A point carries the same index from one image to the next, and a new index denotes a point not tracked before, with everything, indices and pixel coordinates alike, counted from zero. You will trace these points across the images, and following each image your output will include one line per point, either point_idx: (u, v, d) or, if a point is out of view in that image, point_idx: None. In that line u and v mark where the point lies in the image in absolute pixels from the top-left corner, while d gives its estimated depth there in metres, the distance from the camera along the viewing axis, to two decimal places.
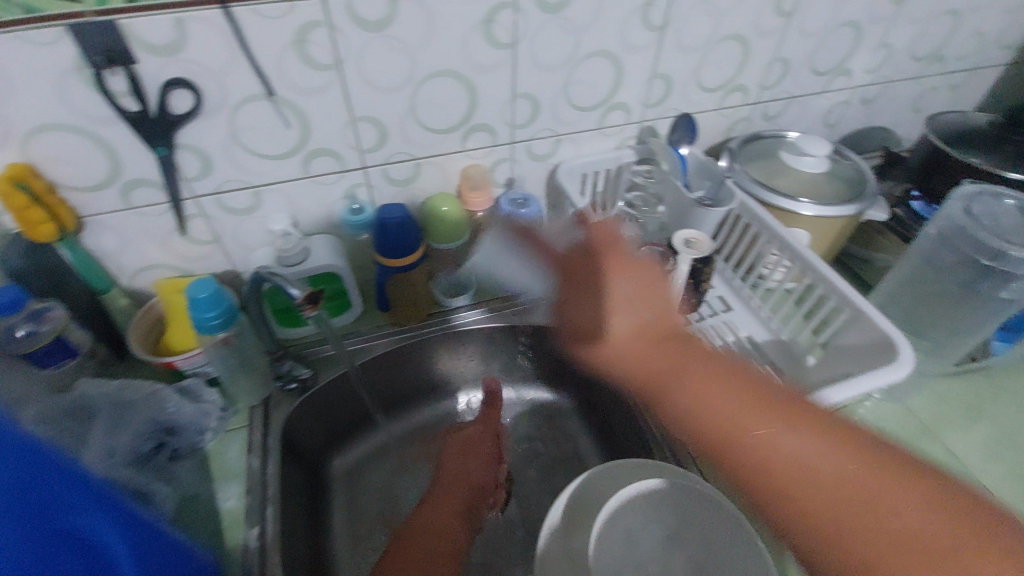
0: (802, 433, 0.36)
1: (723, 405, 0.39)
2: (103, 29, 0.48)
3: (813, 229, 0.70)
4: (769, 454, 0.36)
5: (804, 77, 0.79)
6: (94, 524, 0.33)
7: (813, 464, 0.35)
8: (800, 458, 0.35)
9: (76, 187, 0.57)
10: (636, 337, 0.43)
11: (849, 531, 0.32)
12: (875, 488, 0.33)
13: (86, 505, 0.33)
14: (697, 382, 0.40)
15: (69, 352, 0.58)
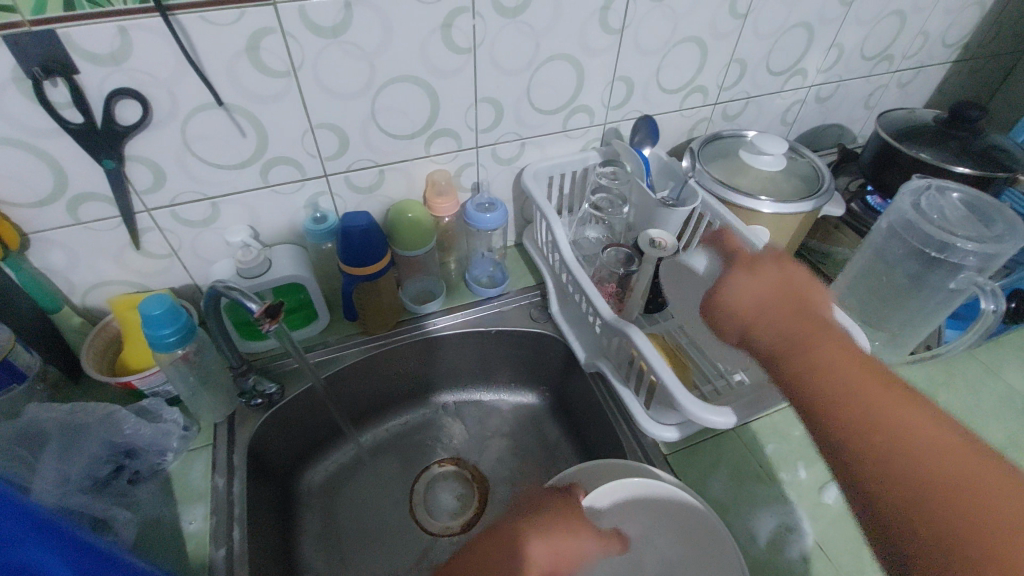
0: (859, 380, 0.39)
1: (805, 348, 0.42)
2: (41, 39, 0.46)
3: (773, 226, 0.72)
4: (849, 409, 0.37)
5: (761, 78, 0.81)
6: (43, 558, 0.31)
7: (863, 403, 0.37)
8: (850, 394, 0.38)
9: (18, 203, 0.55)
10: (758, 304, 0.47)
11: (920, 483, 0.33)
12: (921, 438, 0.34)
13: (28, 537, 0.31)
14: (818, 349, 0.42)
15: (16, 376, 0.55)
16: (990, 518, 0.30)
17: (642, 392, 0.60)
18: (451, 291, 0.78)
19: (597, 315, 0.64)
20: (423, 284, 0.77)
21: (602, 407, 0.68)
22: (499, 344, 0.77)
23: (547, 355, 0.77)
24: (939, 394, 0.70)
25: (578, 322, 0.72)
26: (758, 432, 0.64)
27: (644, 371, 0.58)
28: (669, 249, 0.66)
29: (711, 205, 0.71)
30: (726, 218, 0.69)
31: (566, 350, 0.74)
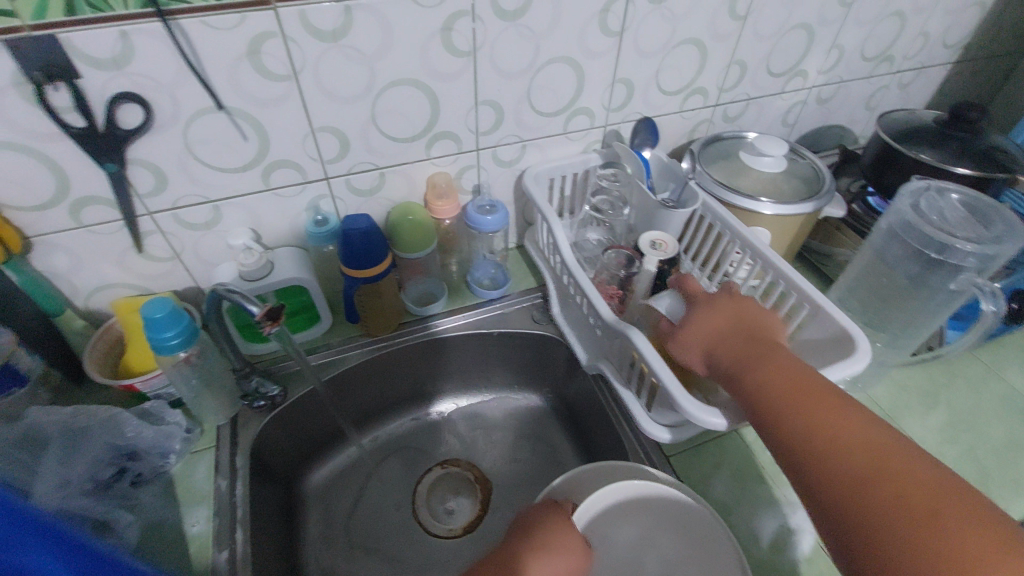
0: (803, 399, 0.41)
1: (754, 372, 0.45)
2: (41, 44, 0.46)
3: (774, 228, 0.72)
4: (794, 421, 0.41)
5: (761, 79, 0.81)
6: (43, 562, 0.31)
7: (810, 423, 0.40)
8: (799, 414, 0.41)
9: (20, 206, 0.55)
10: (713, 336, 0.50)
11: (852, 486, 0.36)
12: (861, 451, 0.37)
13: (24, 541, 0.30)
14: (766, 368, 0.45)
15: (19, 379, 0.55)
16: (906, 512, 0.33)
17: (643, 393, 0.60)
18: (453, 293, 0.78)
19: (598, 317, 0.64)
20: (424, 286, 0.77)
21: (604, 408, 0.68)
22: (502, 346, 0.77)
23: (549, 357, 0.77)
24: (941, 395, 0.70)
25: (580, 324, 0.72)
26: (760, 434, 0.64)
27: (646, 372, 0.58)
28: (670, 251, 0.66)
29: (712, 206, 0.71)
30: (726, 220, 0.69)
31: (568, 352, 0.74)
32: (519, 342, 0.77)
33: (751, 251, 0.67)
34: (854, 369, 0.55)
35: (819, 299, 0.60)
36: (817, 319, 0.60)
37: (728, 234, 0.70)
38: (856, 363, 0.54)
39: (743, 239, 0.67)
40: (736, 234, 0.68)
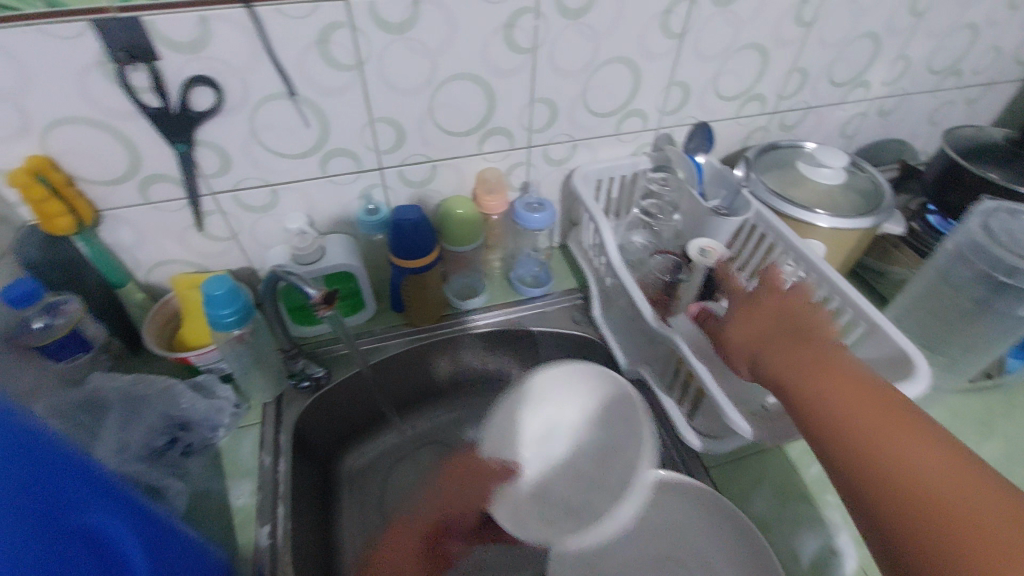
0: (845, 401, 0.41)
1: (795, 374, 0.45)
2: (126, 25, 0.48)
3: (828, 241, 0.70)
4: (845, 431, 0.40)
5: (822, 88, 0.79)
6: (107, 520, 0.34)
7: (854, 426, 0.40)
8: (843, 416, 0.40)
9: (95, 181, 0.58)
10: (755, 341, 0.50)
11: (907, 497, 0.35)
12: (899, 448, 0.37)
13: (98, 500, 0.33)
14: (817, 374, 0.44)
15: (85, 345, 0.58)
16: (967, 528, 0.32)
17: (687, 403, 0.59)
18: (494, 289, 0.79)
19: (643, 322, 0.63)
20: (468, 280, 0.78)
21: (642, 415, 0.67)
22: (540, 345, 0.77)
23: (587, 359, 0.77)
24: (999, 425, 0.67)
25: (621, 328, 0.71)
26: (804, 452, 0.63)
27: (692, 382, 0.57)
28: (721, 259, 0.64)
29: (765, 215, 0.69)
30: (780, 230, 0.67)
31: (608, 355, 0.73)
32: (558, 343, 0.77)
33: (805, 264, 0.65)
34: (913, 392, 0.53)
35: (877, 317, 0.58)
36: (874, 337, 0.58)
37: (781, 245, 0.68)
38: (916, 386, 0.52)
39: (797, 251, 0.66)
40: (790, 246, 0.66)
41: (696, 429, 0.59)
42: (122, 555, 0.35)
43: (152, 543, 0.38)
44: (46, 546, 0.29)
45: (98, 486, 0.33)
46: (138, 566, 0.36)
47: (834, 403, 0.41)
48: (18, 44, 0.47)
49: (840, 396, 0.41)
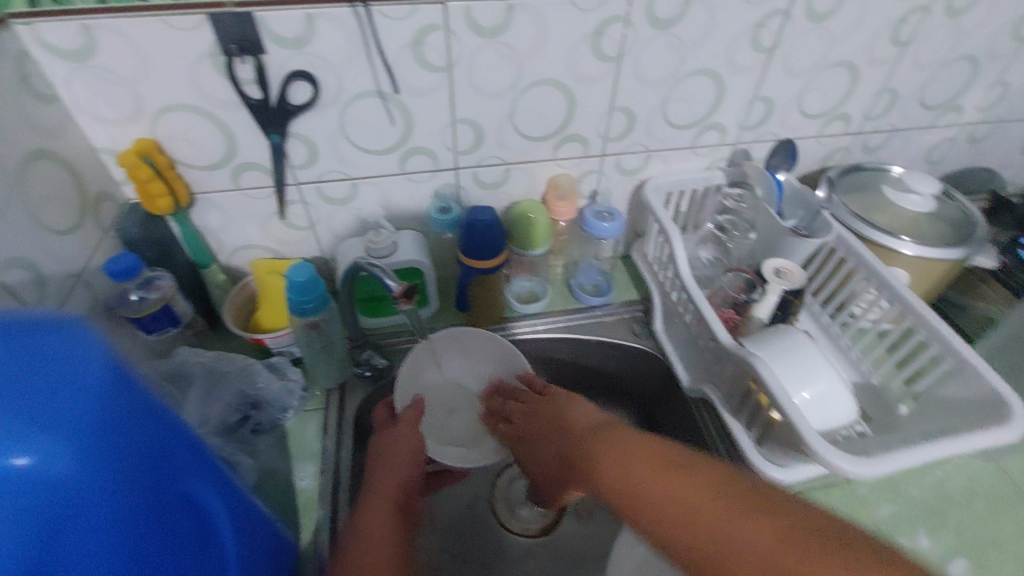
0: (707, 495, 0.34)
1: (625, 471, 0.39)
2: (240, 19, 0.50)
3: (911, 271, 0.67)
4: (731, 546, 0.31)
5: (911, 111, 0.76)
6: (204, 492, 0.36)
7: (741, 539, 0.31)
8: (735, 535, 0.32)
9: (193, 165, 0.61)
10: (630, 449, 0.41)
11: None
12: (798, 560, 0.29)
13: (196, 471, 0.35)
14: (636, 457, 0.39)
15: (174, 320, 0.61)
16: None
17: (755, 427, 0.57)
18: (554, 294, 0.79)
19: (712, 339, 0.62)
20: (529, 284, 0.78)
21: (702, 434, 0.66)
22: (596, 355, 0.77)
23: (645, 372, 0.75)
24: None
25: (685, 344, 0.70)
26: (874, 491, 0.61)
27: (763, 406, 0.55)
28: (796, 281, 0.63)
29: (846, 240, 0.66)
30: (861, 255, 0.65)
31: (668, 371, 0.72)
32: (616, 354, 0.76)
33: (887, 293, 0.62)
34: (1005, 438, 0.50)
35: (968, 353, 0.54)
36: (962, 375, 0.55)
37: (861, 271, 0.65)
38: (1008, 433, 0.49)
39: (879, 278, 0.63)
40: (871, 272, 0.64)
41: (765, 456, 0.57)
42: (214, 526, 0.37)
43: (241, 518, 0.40)
44: (154, 511, 0.31)
45: (197, 458, 0.35)
46: (227, 536, 0.38)
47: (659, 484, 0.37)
48: (142, 34, 0.50)
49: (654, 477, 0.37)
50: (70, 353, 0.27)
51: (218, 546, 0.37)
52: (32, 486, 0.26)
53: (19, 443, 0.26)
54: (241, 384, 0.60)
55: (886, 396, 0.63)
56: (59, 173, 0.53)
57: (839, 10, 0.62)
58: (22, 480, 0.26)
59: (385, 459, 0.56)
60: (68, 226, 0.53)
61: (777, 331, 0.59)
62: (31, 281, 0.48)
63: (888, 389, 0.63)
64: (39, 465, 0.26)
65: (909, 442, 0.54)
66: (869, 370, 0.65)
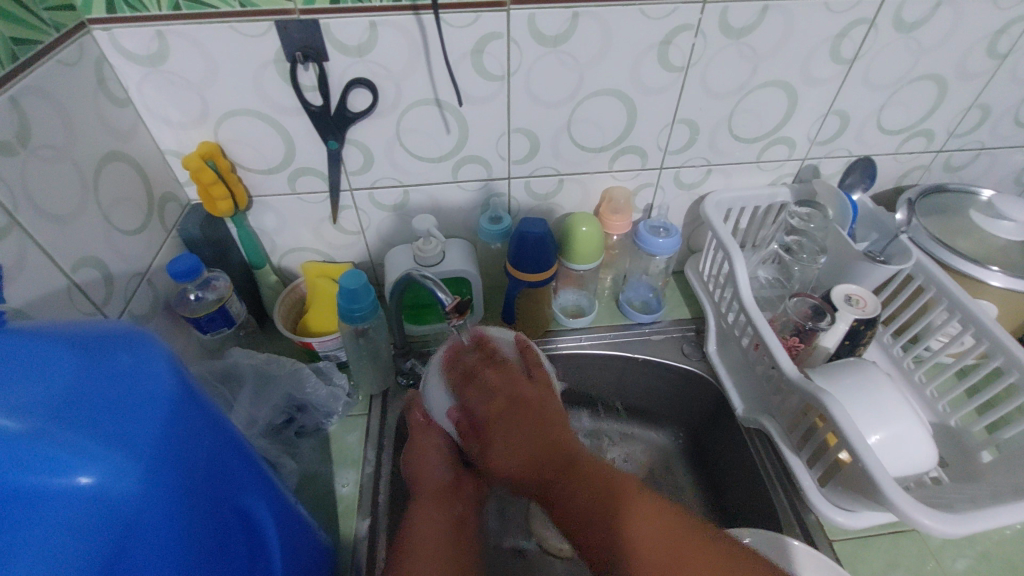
0: (633, 514, 0.42)
1: (643, 526, 0.41)
2: (305, 26, 0.50)
3: (999, 304, 0.62)
4: (601, 510, 0.43)
5: (1004, 128, 0.69)
6: (255, 504, 0.36)
7: (637, 533, 0.41)
8: (638, 534, 0.41)
9: (253, 169, 0.62)
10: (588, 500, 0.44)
11: (642, 543, 0.41)
12: (622, 507, 0.43)
13: (248, 483, 0.35)
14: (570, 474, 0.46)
15: (229, 321, 0.62)
16: (643, 522, 0.42)
17: (819, 466, 0.53)
18: (601, 309, 0.77)
19: (773, 366, 0.58)
20: (576, 298, 0.76)
21: (753, 465, 0.63)
22: (643, 374, 0.74)
23: (694, 395, 0.72)
24: None
25: (740, 369, 0.66)
26: (946, 543, 0.55)
27: (830, 446, 0.51)
28: (869, 311, 0.59)
29: (927, 267, 0.62)
30: (944, 285, 0.59)
31: (719, 395, 0.69)
32: (663, 373, 0.73)
33: (973, 327, 0.57)
34: None
35: None
36: None
37: (944, 302, 0.60)
38: None
39: (965, 311, 0.57)
40: (956, 304, 0.58)
41: (828, 497, 0.53)
42: (263, 539, 0.37)
43: (285, 529, 0.40)
44: (214, 527, 0.31)
45: (249, 469, 0.36)
46: (274, 551, 0.38)
47: (645, 529, 0.41)
48: (212, 41, 0.51)
49: (651, 523, 0.42)
50: (140, 368, 0.28)
51: (265, 561, 0.37)
52: (96, 509, 0.25)
53: (83, 458, 0.24)
54: (289, 386, 0.60)
55: (966, 441, 0.57)
56: (129, 175, 0.54)
57: (932, 18, 0.57)
58: (86, 502, 0.24)
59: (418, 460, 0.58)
60: (136, 227, 0.54)
61: (848, 368, 0.55)
62: (100, 280, 0.49)
63: (968, 434, 0.57)
64: (105, 485, 0.25)
65: (995, 496, 0.49)
66: (947, 411, 0.60)
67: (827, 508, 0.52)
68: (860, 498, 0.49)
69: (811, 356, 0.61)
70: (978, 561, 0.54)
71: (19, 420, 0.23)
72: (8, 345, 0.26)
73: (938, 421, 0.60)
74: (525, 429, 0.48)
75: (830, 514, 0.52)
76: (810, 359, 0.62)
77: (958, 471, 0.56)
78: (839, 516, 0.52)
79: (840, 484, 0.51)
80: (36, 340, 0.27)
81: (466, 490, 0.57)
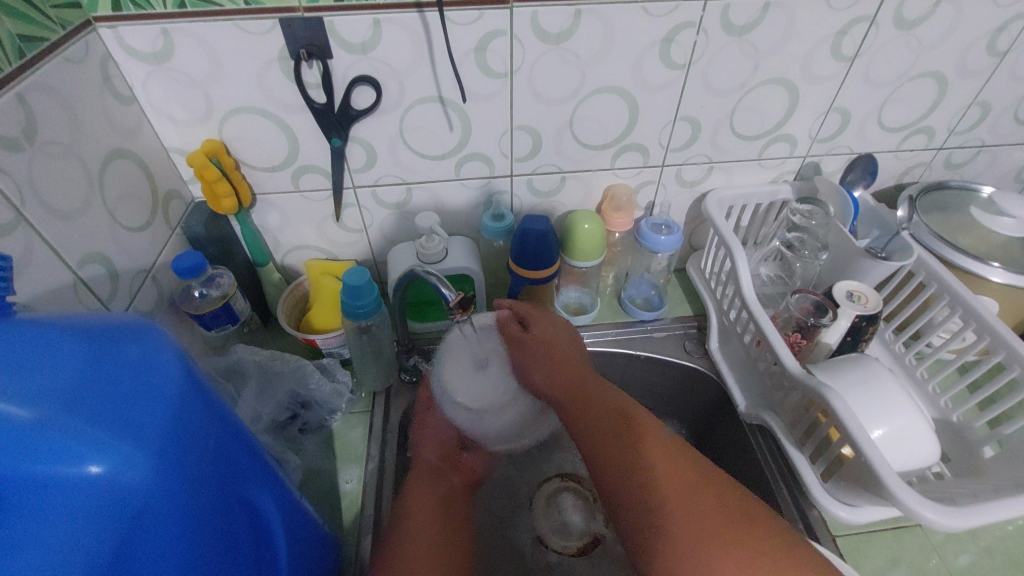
0: (655, 455, 0.47)
1: (664, 465, 0.46)
2: (310, 24, 0.51)
3: (1000, 300, 0.62)
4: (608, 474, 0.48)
5: (1004, 125, 0.70)
6: (260, 496, 0.36)
7: (652, 474, 0.46)
8: (651, 474, 0.46)
9: (256, 167, 0.62)
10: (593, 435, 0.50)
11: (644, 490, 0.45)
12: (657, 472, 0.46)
13: (254, 475, 0.36)
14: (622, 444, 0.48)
15: (233, 318, 0.62)
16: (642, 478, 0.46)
17: (821, 461, 0.53)
18: (603, 307, 0.77)
19: (775, 362, 0.58)
20: (578, 295, 0.76)
21: (756, 460, 0.63)
22: (645, 370, 0.74)
23: (696, 391, 0.72)
24: None
25: (742, 366, 0.66)
26: (949, 538, 0.56)
27: (833, 441, 0.52)
28: (871, 307, 0.59)
29: (928, 263, 0.62)
30: (945, 281, 0.60)
31: (721, 392, 0.69)
32: (665, 370, 0.73)
33: (973, 322, 0.57)
34: None
35: None
36: None
37: (944, 298, 0.60)
38: None
39: (966, 307, 0.58)
40: (957, 300, 0.58)
41: (830, 492, 0.53)
42: (269, 532, 0.37)
43: (290, 522, 0.40)
44: (221, 519, 0.31)
45: (254, 461, 0.36)
46: (279, 543, 0.38)
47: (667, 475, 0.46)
48: (217, 38, 0.51)
49: (661, 458, 0.47)
50: (147, 360, 0.28)
51: (272, 554, 0.37)
52: (105, 500, 0.25)
53: (93, 448, 0.24)
54: (293, 383, 0.60)
55: (967, 436, 0.57)
56: (133, 172, 0.54)
57: (932, 16, 0.57)
58: (95, 492, 0.24)
59: (424, 437, 0.60)
60: (141, 224, 0.55)
61: (850, 364, 0.55)
62: (105, 276, 0.49)
63: (970, 429, 0.57)
64: (114, 475, 0.25)
65: (997, 490, 0.49)
66: (949, 407, 0.60)
67: (828, 503, 0.52)
68: (861, 493, 0.50)
69: (813, 352, 0.62)
70: (981, 556, 0.54)
71: (29, 410, 0.24)
72: (16, 337, 0.26)
73: (939, 417, 0.60)
74: (605, 410, 0.52)
75: (832, 509, 0.52)
76: (812, 355, 0.62)
77: (960, 467, 0.56)
78: (841, 510, 0.52)
79: (841, 479, 0.51)
80: (44, 332, 0.27)
81: (465, 467, 0.61)
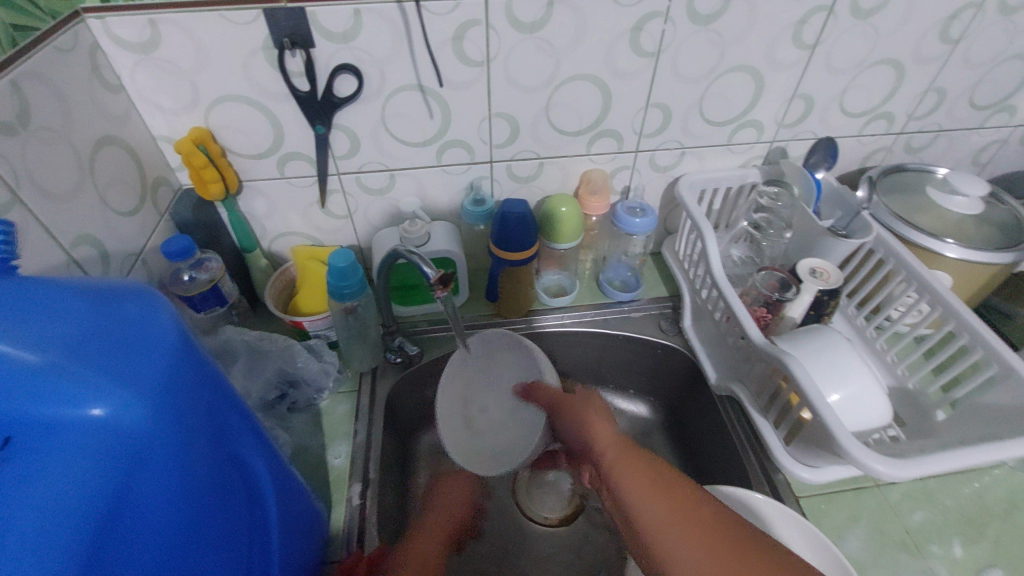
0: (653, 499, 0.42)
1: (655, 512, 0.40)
2: (293, 13, 0.53)
3: (953, 274, 0.66)
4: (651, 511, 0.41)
5: (960, 111, 0.73)
6: (249, 453, 0.38)
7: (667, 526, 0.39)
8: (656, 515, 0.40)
9: (242, 154, 0.64)
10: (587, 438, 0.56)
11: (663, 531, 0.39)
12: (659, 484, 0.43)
13: (242, 433, 0.37)
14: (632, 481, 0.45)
15: (221, 300, 0.64)
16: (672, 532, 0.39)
17: (784, 426, 0.56)
18: (583, 289, 0.80)
19: (743, 336, 0.61)
20: (558, 278, 0.79)
21: (726, 430, 0.66)
22: (622, 349, 0.77)
23: (672, 367, 0.75)
24: None
25: (713, 341, 0.69)
26: (905, 497, 0.59)
27: (794, 405, 0.54)
28: (832, 281, 0.62)
29: (887, 240, 0.65)
30: (903, 256, 0.63)
31: (694, 367, 0.72)
32: (643, 346, 0.76)
33: (928, 295, 0.60)
34: None
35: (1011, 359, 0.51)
36: (1007, 382, 0.51)
37: (902, 272, 0.63)
38: None
39: (921, 280, 0.61)
40: (913, 274, 0.62)
41: (793, 455, 0.56)
42: (259, 489, 0.39)
43: (279, 482, 0.42)
44: (214, 470, 0.33)
45: (243, 422, 0.38)
46: (270, 501, 0.40)
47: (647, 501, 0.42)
48: (202, 28, 0.53)
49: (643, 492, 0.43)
50: (145, 316, 0.30)
51: (262, 511, 0.39)
52: (108, 440, 0.27)
53: (95, 391, 0.27)
54: (280, 362, 0.62)
55: (920, 401, 0.60)
56: (122, 157, 0.56)
57: (887, 6, 0.60)
58: (99, 431, 0.27)
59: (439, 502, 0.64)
60: (130, 208, 0.57)
61: (811, 335, 0.58)
62: (97, 257, 0.51)
63: (924, 396, 0.60)
64: (113, 417, 0.27)
65: (947, 447, 0.52)
66: (906, 375, 0.63)
67: (791, 469, 0.56)
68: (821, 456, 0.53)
69: (780, 322, 0.65)
70: (936, 514, 0.58)
71: (36, 353, 0.26)
72: (22, 290, 0.28)
73: (898, 385, 0.64)
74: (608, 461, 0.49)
75: (795, 471, 0.55)
76: (780, 325, 0.65)
77: (914, 430, 0.60)
78: (802, 474, 0.55)
79: (803, 441, 0.54)
80: (52, 287, 0.29)
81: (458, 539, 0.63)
